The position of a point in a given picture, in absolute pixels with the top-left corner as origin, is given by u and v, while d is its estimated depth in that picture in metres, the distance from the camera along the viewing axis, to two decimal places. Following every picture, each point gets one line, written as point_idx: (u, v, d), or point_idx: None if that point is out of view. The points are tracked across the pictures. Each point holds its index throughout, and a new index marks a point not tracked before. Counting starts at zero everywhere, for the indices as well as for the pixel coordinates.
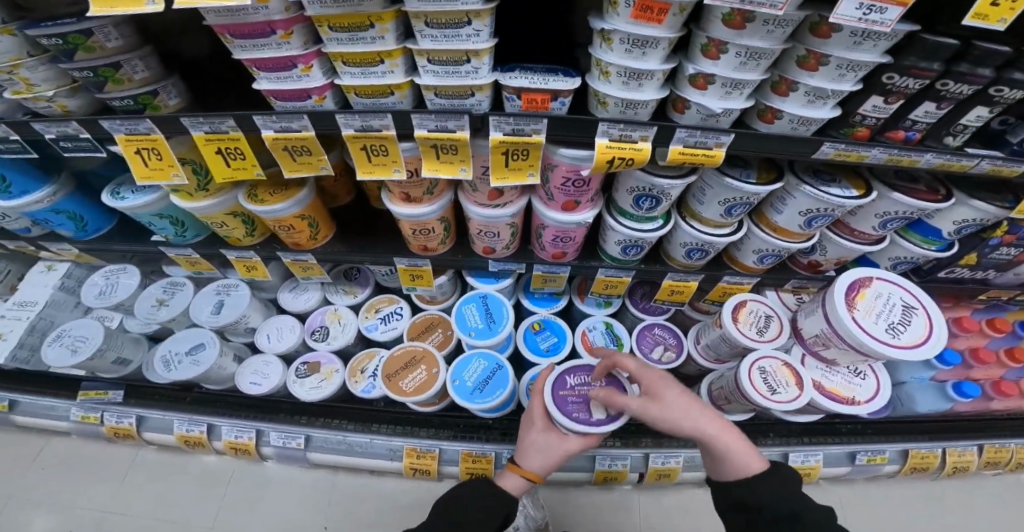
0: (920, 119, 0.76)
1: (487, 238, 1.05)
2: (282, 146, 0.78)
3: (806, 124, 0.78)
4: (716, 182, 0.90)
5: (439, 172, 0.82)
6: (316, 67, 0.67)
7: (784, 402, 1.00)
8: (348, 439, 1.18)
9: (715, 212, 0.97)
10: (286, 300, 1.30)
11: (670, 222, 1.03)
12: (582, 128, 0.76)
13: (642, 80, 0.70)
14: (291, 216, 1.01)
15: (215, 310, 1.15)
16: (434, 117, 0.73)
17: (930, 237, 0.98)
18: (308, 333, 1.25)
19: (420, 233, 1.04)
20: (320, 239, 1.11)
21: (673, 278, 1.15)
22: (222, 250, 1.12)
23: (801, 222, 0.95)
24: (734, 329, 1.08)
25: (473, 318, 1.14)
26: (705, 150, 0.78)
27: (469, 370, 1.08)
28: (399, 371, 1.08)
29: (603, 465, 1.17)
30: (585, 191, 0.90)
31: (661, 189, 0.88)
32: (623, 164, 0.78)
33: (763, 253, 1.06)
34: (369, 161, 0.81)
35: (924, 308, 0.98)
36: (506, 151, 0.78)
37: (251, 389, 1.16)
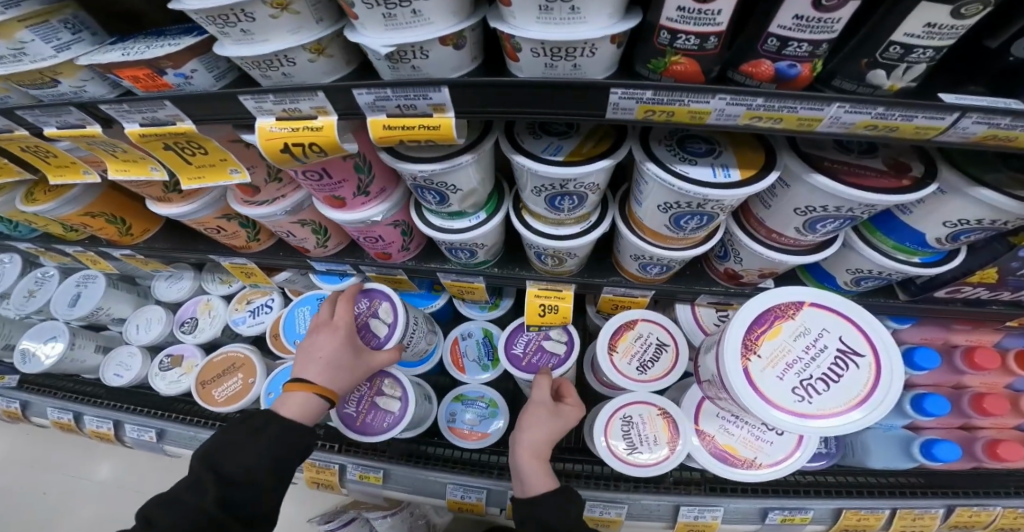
0: (793, 37, 0.32)
1: (290, 238, 0.86)
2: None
3: (566, 53, 0.39)
4: (510, 161, 0.58)
5: (130, 174, 0.63)
6: None
7: (643, 466, 0.73)
8: (200, 435, 1.09)
9: (539, 205, 0.65)
10: (159, 289, 1.22)
11: (496, 215, 0.73)
12: (232, 107, 0.50)
13: (239, 23, 0.40)
14: (76, 215, 0.87)
15: (72, 303, 1.12)
16: (46, 112, 0.53)
17: (909, 245, 0.57)
18: (178, 325, 1.19)
19: (216, 233, 0.87)
20: (138, 235, 0.99)
21: (537, 287, 0.86)
22: (57, 247, 1.05)
23: (666, 222, 0.60)
24: (604, 360, 0.81)
25: (303, 323, 0.98)
26: (422, 119, 0.47)
27: (288, 383, 0.94)
28: (216, 379, 0.98)
29: (454, 494, 0.99)
30: (337, 186, 0.66)
31: (428, 179, 0.60)
32: (313, 153, 0.52)
33: (642, 258, 0.72)
34: (50, 164, 0.65)
35: (873, 354, 0.63)
36: (165, 145, 0.56)
37: (113, 382, 1.14)
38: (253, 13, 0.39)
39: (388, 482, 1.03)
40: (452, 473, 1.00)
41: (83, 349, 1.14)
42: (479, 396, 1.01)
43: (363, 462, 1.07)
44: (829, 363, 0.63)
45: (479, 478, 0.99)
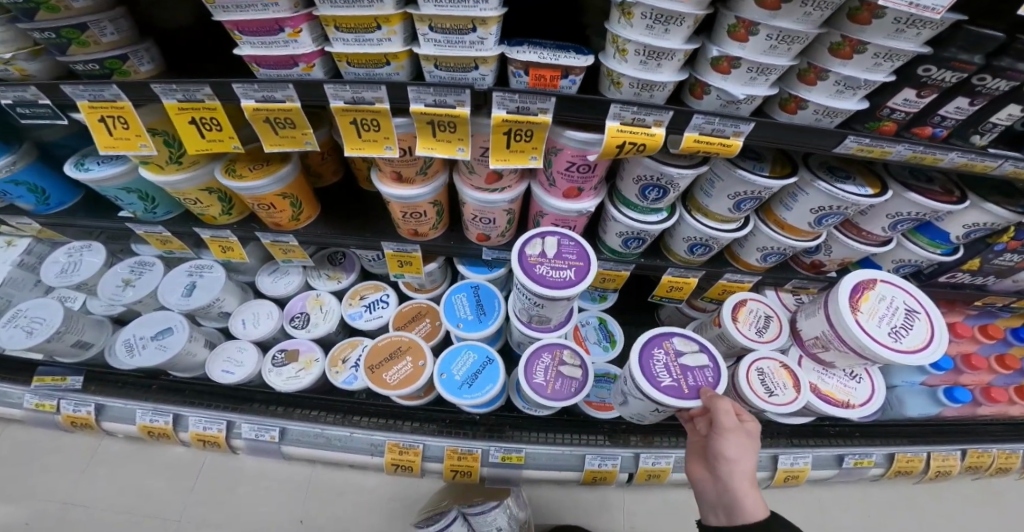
0: (949, 115, 0.73)
1: (481, 225, 0.93)
2: (263, 117, 0.74)
3: (831, 115, 0.74)
4: (727, 174, 0.82)
5: (434, 151, 0.76)
6: (306, 32, 0.64)
7: (775, 403, 0.96)
8: (327, 431, 1.07)
9: (723, 206, 0.89)
10: (264, 284, 1.11)
11: (675, 215, 0.94)
12: (592, 108, 0.70)
13: (662, 60, 0.66)
14: (272, 194, 0.87)
15: (186, 292, 1.04)
16: (432, 91, 0.69)
17: (938, 240, 0.98)
18: (287, 320, 1.07)
19: (410, 217, 0.92)
20: (303, 220, 0.98)
21: (672, 275, 1.08)
22: (195, 229, 1.00)
23: (810, 219, 0.90)
24: (734, 329, 1.04)
25: (462, 308, 0.99)
26: (722, 138, 0.73)
27: (458, 363, 0.95)
28: (383, 362, 0.97)
29: (592, 464, 1.07)
30: (588, 178, 0.83)
31: (669, 180, 0.81)
32: (633, 150, 0.73)
33: (768, 249, 1.02)
34: (358, 137, 0.76)
35: (924, 310, 0.97)
36: (508, 131, 0.73)
37: (222, 379, 1.03)
38: (676, 56, 0.66)
39: (529, 462, 1.07)
40: (585, 446, 1.09)
41: (196, 343, 1.05)
42: (607, 374, 1.11)
43: (502, 444, 1.09)
44: (903, 316, 0.95)
45: (612, 447, 1.09)
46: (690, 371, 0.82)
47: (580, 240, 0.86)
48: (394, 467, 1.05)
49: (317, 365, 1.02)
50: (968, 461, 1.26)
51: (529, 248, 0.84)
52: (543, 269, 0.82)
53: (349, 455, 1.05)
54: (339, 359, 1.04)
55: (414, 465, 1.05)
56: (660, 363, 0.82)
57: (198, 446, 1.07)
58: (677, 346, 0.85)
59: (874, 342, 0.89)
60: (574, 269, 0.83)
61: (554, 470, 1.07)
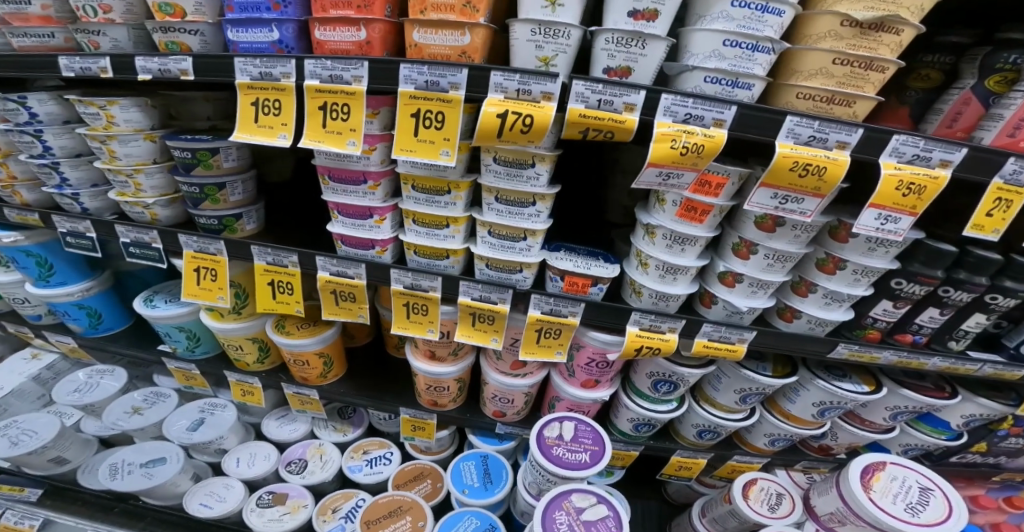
0: (925, 324, 0.80)
1: (498, 403, 0.93)
2: (331, 289, 0.84)
3: (820, 324, 0.80)
4: (732, 372, 0.88)
5: (472, 338, 0.82)
6: (388, 220, 0.78)
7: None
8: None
9: (730, 398, 0.92)
10: (270, 426, 1.11)
11: (683, 405, 0.95)
12: (615, 315, 0.77)
13: (677, 274, 0.74)
14: (312, 352, 0.93)
15: (191, 427, 1.03)
16: (479, 287, 0.77)
17: (941, 427, 1.00)
18: (283, 465, 1.07)
19: (431, 389, 0.93)
20: (331, 378, 0.98)
21: (681, 456, 1.03)
22: (224, 371, 1.01)
23: (813, 412, 0.94)
24: (745, 506, 0.98)
25: (468, 475, 0.98)
26: (727, 344, 0.78)
27: (459, 528, 0.91)
28: (382, 519, 0.94)
29: None
30: (606, 371, 0.86)
31: (679, 376, 0.86)
32: (650, 353, 0.78)
33: (777, 436, 1.01)
34: (407, 318, 0.85)
35: (939, 487, 0.96)
36: (540, 328, 0.79)
37: (196, 513, 1.01)
38: (687, 270, 0.73)
39: None
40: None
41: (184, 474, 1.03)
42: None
43: None
44: (919, 493, 0.94)
45: None
46: (600, 525, 0.77)
47: (596, 425, 0.89)
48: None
49: (305, 512, 0.98)
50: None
51: (546, 430, 0.87)
52: (560, 451, 0.84)
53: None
54: (328, 509, 1.02)
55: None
56: (604, 517, 0.78)
57: None
58: (576, 504, 0.80)
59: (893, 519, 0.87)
60: (590, 453, 0.84)
61: None
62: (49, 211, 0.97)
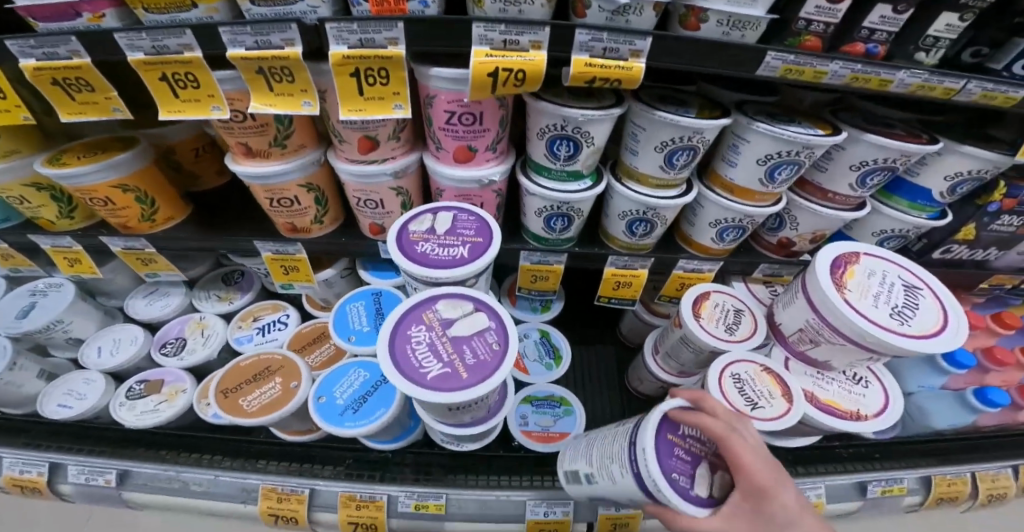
0: (878, 27, 0.54)
1: (368, 210, 0.74)
2: (49, 79, 0.56)
3: (741, 25, 0.54)
4: (646, 117, 0.62)
5: (277, 109, 0.59)
6: (111, 16, 0.54)
7: (767, 419, 0.69)
8: (182, 475, 0.85)
9: (652, 163, 0.68)
10: (133, 307, 0.89)
11: (601, 183, 0.71)
12: (450, 35, 0.53)
13: None
14: (106, 185, 0.68)
15: (17, 315, 0.82)
16: (250, 27, 0.51)
17: (920, 202, 0.76)
18: (157, 346, 0.85)
19: (280, 206, 0.71)
20: (160, 221, 0.77)
21: (615, 266, 0.80)
22: (30, 237, 0.79)
23: (760, 175, 0.68)
24: (696, 327, 0.77)
25: (357, 319, 0.75)
26: (620, 61, 0.54)
27: (342, 383, 0.71)
28: (243, 385, 0.73)
29: (535, 513, 0.80)
30: (477, 132, 0.64)
31: (575, 124, 0.61)
32: (510, 81, 0.55)
33: (722, 221, 0.76)
34: (176, 96, 0.58)
35: (928, 287, 0.74)
36: (356, 71, 0.55)
37: (54, 415, 0.81)
38: None
39: (449, 513, 0.81)
40: (520, 487, 0.82)
41: (26, 372, 0.82)
42: (550, 395, 0.83)
43: (412, 489, 0.83)
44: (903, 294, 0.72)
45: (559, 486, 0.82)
46: (476, 341, 0.55)
47: (481, 213, 0.67)
48: (273, 519, 0.83)
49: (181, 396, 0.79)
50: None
51: (413, 224, 0.65)
52: (428, 247, 0.62)
53: (210, 506, 0.83)
54: (210, 390, 0.81)
55: (298, 518, 0.81)
56: (483, 333, 0.55)
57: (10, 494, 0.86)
58: (442, 315, 0.57)
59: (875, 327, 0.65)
60: (469, 246, 0.62)
61: (485, 523, 0.81)
62: None
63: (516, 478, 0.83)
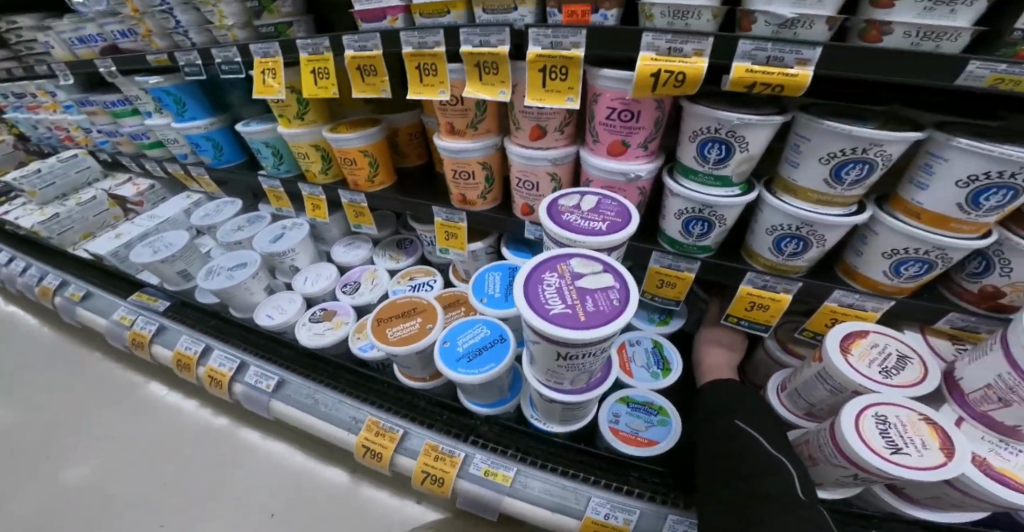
0: None
1: (524, 191, 0.88)
2: (357, 66, 0.84)
3: (935, 36, 0.52)
4: (813, 128, 0.61)
5: (479, 95, 0.77)
6: (401, 21, 0.80)
7: (911, 468, 0.58)
8: (318, 394, 0.96)
9: (815, 177, 0.65)
10: (336, 251, 1.16)
11: (751, 192, 0.71)
12: (624, 41, 0.65)
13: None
14: (355, 149, 0.96)
15: (272, 240, 1.11)
16: (479, 30, 0.72)
17: None
18: (341, 285, 1.08)
19: (458, 176, 0.91)
20: (377, 183, 1.04)
21: (751, 285, 0.77)
22: (299, 185, 1.13)
23: (959, 200, 0.59)
24: (841, 362, 0.67)
25: (492, 284, 0.86)
26: (783, 70, 0.57)
27: (466, 334, 0.78)
28: (392, 317, 0.83)
29: (596, 511, 0.77)
30: (636, 129, 0.73)
31: (730, 129, 0.64)
32: (671, 83, 0.63)
33: (898, 254, 0.67)
34: (420, 82, 0.81)
35: None
36: (542, 68, 0.71)
37: (262, 321, 1.02)
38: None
39: (518, 489, 0.82)
40: (593, 485, 0.81)
41: (257, 283, 1.07)
42: (648, 402, 0.81)
43: (490, 455, 0.86)
44: None
45: (632, 499, 0.78)
46: (599, 295, 0.58)
47: (624, 201, 0.73)
48: (363, 451, 0.88)
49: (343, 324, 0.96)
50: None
51: (563, 200, 0.74)
52: (571, 218, 0.70)
53: (326, 428, 0.91)
54: (364, 328, 0.97)
55: (383, 455, 0.86)
56: (605, 290, 0.58)
57: (207, 383, 1.03)
58: (574, 269, 0.62)
59: None
60: (607, 223, 0.69)
61: (550, 513, 0.79)
62: (173, 55, 1.08)
63: (591, 477, 0.82)
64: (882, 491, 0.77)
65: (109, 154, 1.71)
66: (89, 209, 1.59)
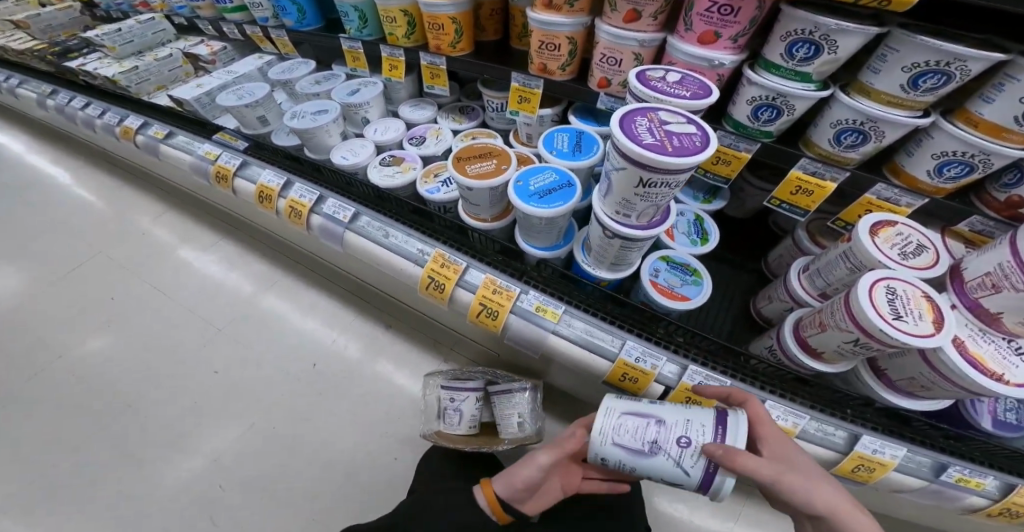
0: None
1: (605, 67, 0.93)
2: None
3: None
4: (904, 39, 0.66)
5: None
6: None
7: (908, 333, 0.67)
8: (389, 229, 1.07)
9: (893, 83, 0.71)
10: (403, 109, 1.23)
11: (826, 90, 0.77)
12: None
13: None
14: (447, 16, 0.99)
15: (349, 94, 1.18)
16: None
17: None
18: (409, 138, 1.17)
19: (544, 48, 0.95)
20: (460, 50, 1.08)
21: (802, 171, 0.87)
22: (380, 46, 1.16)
23: (1018, 114, 0.66)
24: (868, 241, 0.78)
25: (560, 141, 0.96)
26: None
27: (539, 177, 0.87)
28: (472, 157, 0.92)
29: (629, 355, 0.91)
30: (730, 23, 0.77)
31: (825, 32, 0.69)
32: None
33: (947, 155, 0.75)
34: None
35: None
36: None
37: (339, 161, 1.11)
38: None
39: (564, 325, 0.96)
40: (627, 332, 0.96)
41: (337, 128, 1.15)
42: (686, 264, 0.95)
43: (541, 297, 1.00)
44: None
45: (658, 348, 0.94)
46: (683, 138, 0.61)
47: (705, 80, 0.80)
48: (430, 280, 1.01)
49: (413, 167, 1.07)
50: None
51: (651, 72, 0.80)
52: (660, 85, 0.77)
53: (398, 258, 1.04)
54: (431, 175, 1.08)
55: (446, 286, 1.00)
56: (688, 135, 0.61)
57: (287, 213, 1.11)
58: (662, 120, 0.65)
59: None
60: (691, 93, 0.76)
61: (587, 353, 0.94)
62: None
63: (626, 326, 0.97)
64: (865, 372, 0.86)
65: (177, 19, 1.78)
66: (164, 65, 1.62)
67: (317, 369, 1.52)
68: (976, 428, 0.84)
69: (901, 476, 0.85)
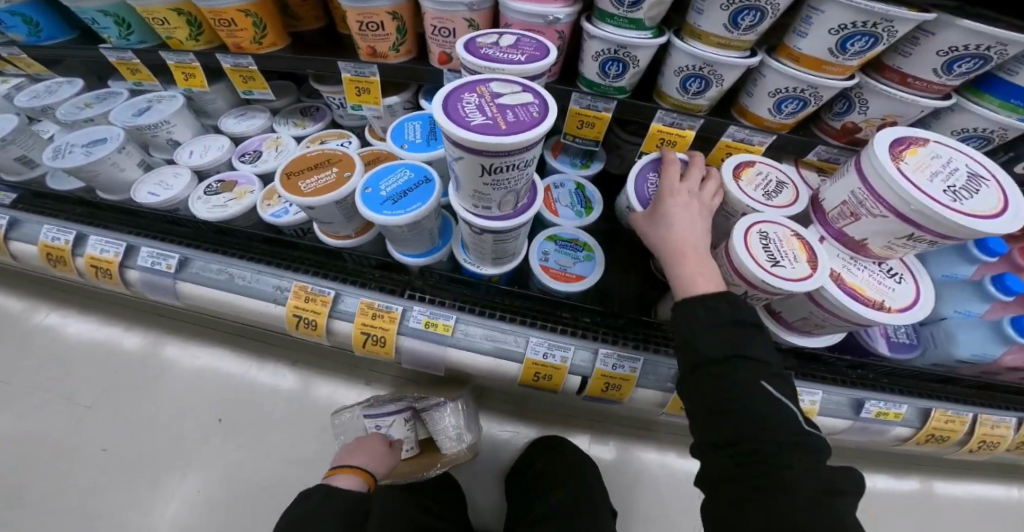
0: None
1: (441, 40, 0.80)
2: None
3: None
4: None
5: None
6: None
7: (787, 280, 0.65)
8: (231, 268, 0.88)
9: (717, 23, 0.66)
10: (225, 122, 1.01)
11: (660, 37, 0.71)
12: None
13: None
14: (231, 7, 0.78)
15: (136, 114, 0.95)
16: None
17: (1014, 101, 0.68)
18: (239, 155, 0.97)
19: (365, 28, 0.79)
20: (267, 47, 0.88)
21: (661, 123, 0.82)
22: (160, 53, 0.92)
23: (831, 46, 0.65)
24: (734, 187, 0.74)
25: (412, 132, 0.83)
26: None
27: (389, 179, 0.74)
28: (304, 170, 0.75)
29: (535, 354, 0.84)
30: None
31: None
32: None
33: (781, 93, 0.74)
34: None
35: (995, 179, 0.65)
36: None
37: (144, 200, 0.90)
38: None
39: (459, 336, 0.85)
40: (530, 328, 0.88)
41: (128, 158, 0.92)
42: (574, 239, 0.87)
43: (430, 309, 0.87)
44: (965, 180, 0.63)
45: (565, 338, 0.87)
46: (520, 112, 0.51)
47: (542, 38, 0.70)
48: (297, 320, 0.85)
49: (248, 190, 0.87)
50: (1021, 437, 0.99)
51: (481, 37, 0.69)
52: (491, 52, 0.66)
53: (248, 302, 0.86)
54: (274, 194, 0.89)
55: (319, 323, 0.84)
56: (525, 108, 0.52)
57: (91, 273, 0.90)
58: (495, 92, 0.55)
59: (922, 195, 0.58)
60: (526, 56, 0.66)
61: (490, 360, 0.85)
62: None
63: (526, 321, 0.88)
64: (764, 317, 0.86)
65: None
66: None
67: (225, 422, 1.19)
68: (874, 354, 0.91)
69: (826, 418, 0.91)
